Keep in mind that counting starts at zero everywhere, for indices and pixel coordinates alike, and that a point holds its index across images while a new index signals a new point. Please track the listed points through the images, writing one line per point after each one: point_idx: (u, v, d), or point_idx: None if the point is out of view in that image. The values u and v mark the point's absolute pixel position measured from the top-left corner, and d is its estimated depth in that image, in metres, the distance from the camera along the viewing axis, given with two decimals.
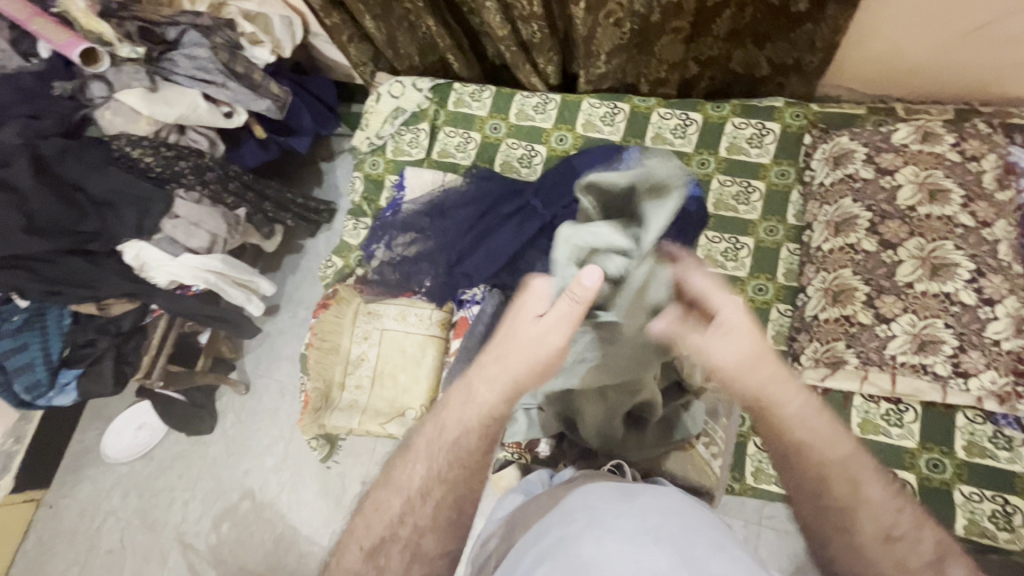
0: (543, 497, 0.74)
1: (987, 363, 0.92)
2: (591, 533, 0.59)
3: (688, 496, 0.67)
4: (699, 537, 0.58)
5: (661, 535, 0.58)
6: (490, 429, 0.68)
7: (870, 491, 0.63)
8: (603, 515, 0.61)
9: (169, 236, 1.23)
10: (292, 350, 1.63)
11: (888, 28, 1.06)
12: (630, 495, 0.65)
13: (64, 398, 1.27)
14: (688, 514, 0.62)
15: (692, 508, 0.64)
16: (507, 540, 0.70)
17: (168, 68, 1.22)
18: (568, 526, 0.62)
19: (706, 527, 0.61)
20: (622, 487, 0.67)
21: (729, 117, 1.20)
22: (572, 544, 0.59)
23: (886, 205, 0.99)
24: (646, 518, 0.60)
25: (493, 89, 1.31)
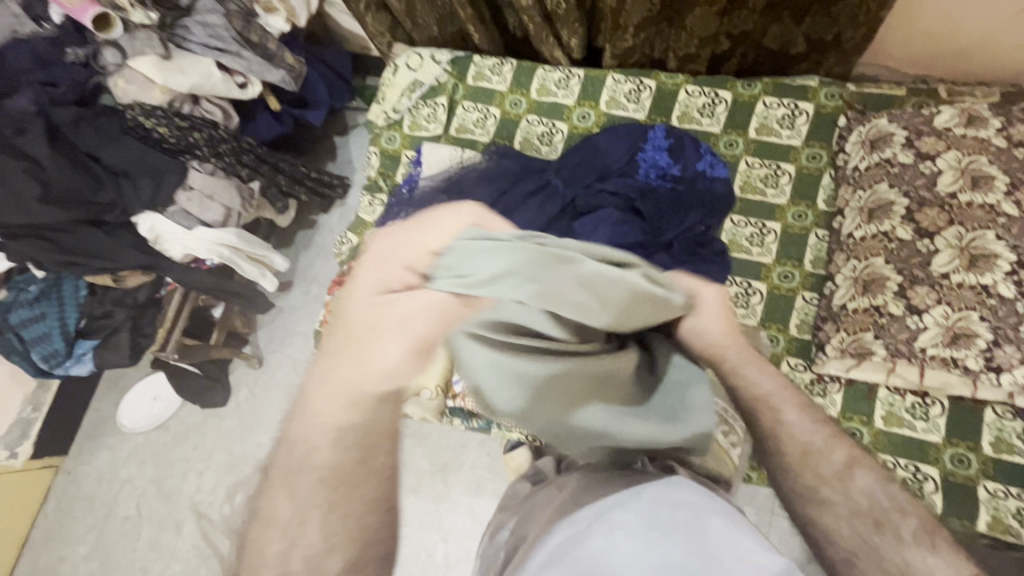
0: (551, 488, 0.75)
1: (1023, 358, 0.88)
2: (603, 528, 0.59)
3: (698, 486, 0.68)
4: (710, 528, 0.58)
5: (673, 528, 0.58)
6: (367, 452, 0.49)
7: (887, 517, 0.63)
8: (613, 511, 0.61)
9: (182, 209, 1.21)
10: (305, 326, 1.63)
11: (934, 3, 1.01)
12: (639, 488, 0.65)
13: (82, 368, 1.27)
14: (699, 504, 0.62)
15: (704, 498, 0.64)
16: (518, 532, 0.70)
17: (182, 36, 1.18)
18: (578, 523, 0.61)
19: (716, 517, 0.60)
20: (628, 480, 0.67)
21: (760, 96, 1.15)
22: (583, 538, 0.58)
23: (925, 190, 0.95)
24: (656, 512, 0.60)
25: (514, 63, 1.26)
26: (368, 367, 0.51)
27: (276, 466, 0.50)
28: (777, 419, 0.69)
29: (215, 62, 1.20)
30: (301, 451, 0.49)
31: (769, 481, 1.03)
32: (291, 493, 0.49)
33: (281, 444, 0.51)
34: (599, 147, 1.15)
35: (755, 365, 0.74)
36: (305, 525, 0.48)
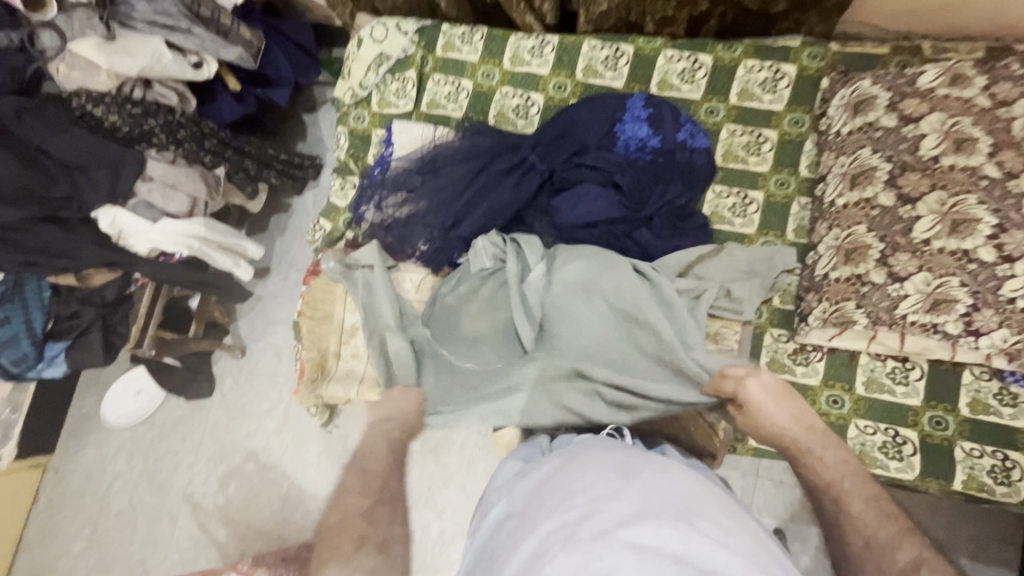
0: (540, 467, 0.73)
1: (1001, 321, 0.89)
2: (597, 514, 0.57)
3: (689, 472, 0.67)
4: (704, 514, 0.58)
5: (664, 510, 0.57)
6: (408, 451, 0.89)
7: (855, 509, 0.76)
8: (607, 497, 0.59)
9: (145, 202, 1.17)
10: (285, 314, 1.60)
11: None
12: (630, 474, 0.64)
13: (55, 370, 1.24)
14: (691, 493, 0.62)
15: (696, 488, 0.63)
16: (508, 511, 0.69)
17: (124, 12, 1.07)
18: (569, 508, 0.59)
19: (710, 508, 0.60)
20: (619, 463, 0.67)
21: (742, 59, 1.10)
22: (575, 523, 0.57)
23: (907, 155, 0.93)
24: (648, 498, 0.59)
25: (484, 30, 1.20)
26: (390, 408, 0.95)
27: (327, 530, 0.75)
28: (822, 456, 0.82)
29: (164, 41, 1.12)
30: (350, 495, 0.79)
31: (751, 451, 1.04)
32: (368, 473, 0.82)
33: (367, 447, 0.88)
34: (576, 120, 1.10)
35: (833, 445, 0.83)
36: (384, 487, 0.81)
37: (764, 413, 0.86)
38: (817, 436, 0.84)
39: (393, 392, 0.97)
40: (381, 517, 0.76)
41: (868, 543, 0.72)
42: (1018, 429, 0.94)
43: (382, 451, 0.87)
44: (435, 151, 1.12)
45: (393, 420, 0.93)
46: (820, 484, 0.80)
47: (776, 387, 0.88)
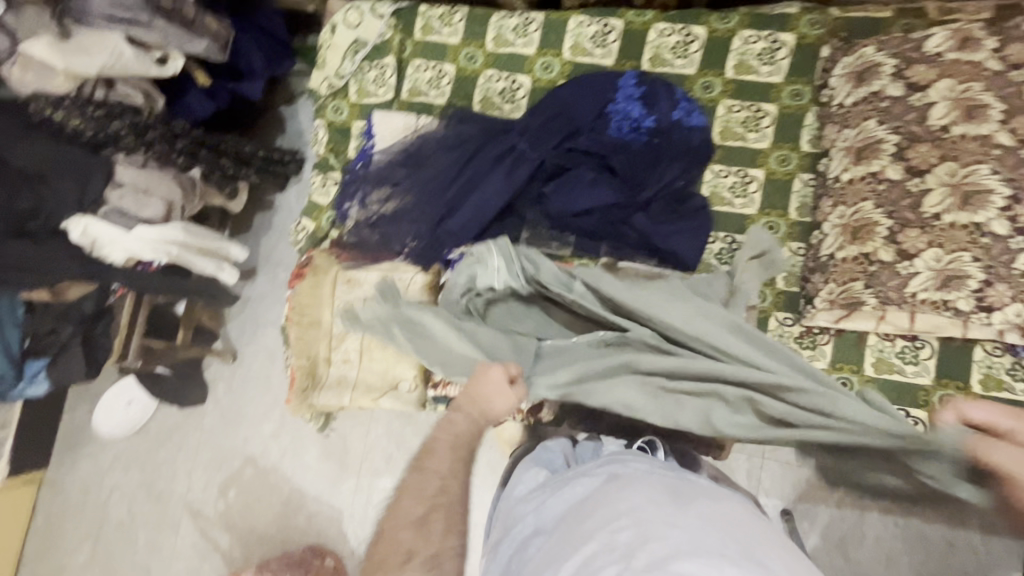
0: (576, 482, 0.69)
1: (1014, 296, 0.86)
2: (653, 546, 0.53)
3: (739, 499, 0.64)
4: (764, 549, 0.53)
5: (727, 546, 0.52)
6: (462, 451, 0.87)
7: None
8: (659, 526, 0.55)
9: (116, 208, 1.12)
10: (275, 315, 1.55)
11: None
12: (682, 502, 0.60)
13: (38, 388, 1.21)
14: (745, 525, 0.58)
15: (749, 519, 0.60)
16: (541, 528, 0.65)
17: (77, 3, 0.98)
18: (615, 536, 0.55)
19: (769, 542, 0.55)
20: (669, 490, 0.63)
21: (737, 29, 1.04)
22: (630, 556, 0.52)
23: (915, 125, 0.88)
24: (703, 529, 0.55)
25: (465, 11, 1.13)
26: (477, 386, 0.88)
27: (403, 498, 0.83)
28: None
29: (123, 36, 1.04)
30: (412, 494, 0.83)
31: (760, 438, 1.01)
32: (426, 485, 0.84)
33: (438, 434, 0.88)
34: (565, 102, 1.05)
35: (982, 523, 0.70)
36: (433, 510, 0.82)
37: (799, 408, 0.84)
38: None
39: (489, 370, 0.88)
40: (438, 524, 0.81)
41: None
42: None
43: (451, 441, 0.87)
44: (419, 142, 1.07)
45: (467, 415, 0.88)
46: None
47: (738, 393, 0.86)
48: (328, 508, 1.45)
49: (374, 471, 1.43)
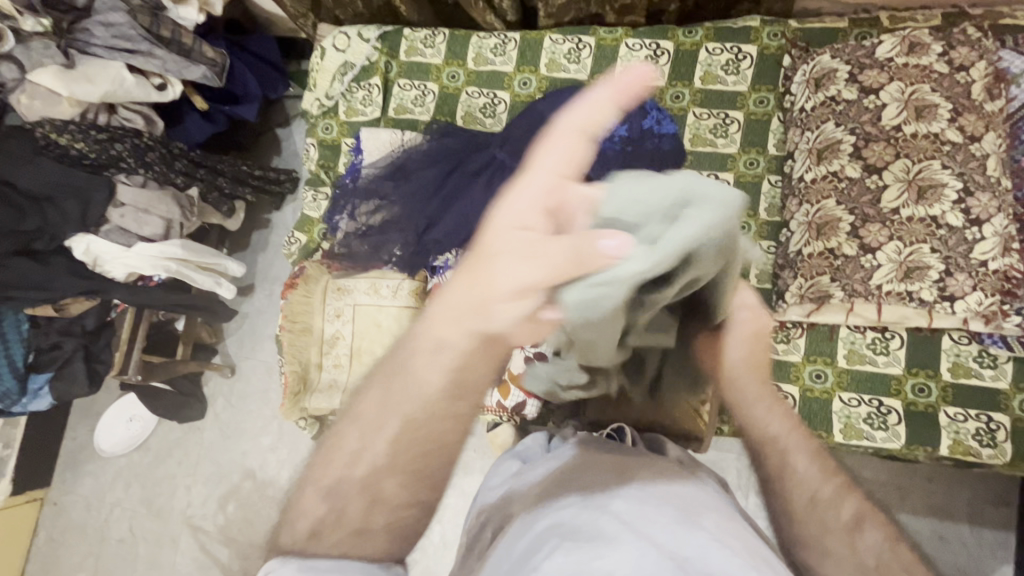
0: (537, 469, 0.73)
1: (974, 285, 0.89)
2: (593, 512, 0.57)
3: (684, 472, 0.67)
4: (700, 516, 0.58)
5: (664, 514, 0.57)
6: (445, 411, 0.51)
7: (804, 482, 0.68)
8: (602, 496, 0.59)
9: (118, 227, 1.17)
10: (271, 330, 1.59)
11: None
12: (627, 474, 0.64)
13: (41, 402, 1.25)
14: (686, 494, 0.62)
15: (690, 488, 0.64)
16: (503, 510, 0.69)
17: (83, 39, 1.09)
18: (563, 506, 0.59)
19: (709, 513, 0.59)
20: (617, 466, 0.66)
21: (702, 42, 1.11)
22: (569, 522, 0.56)
23: (870, 126, 0.94)
24: (644, 498, 0.59)
25: (446, 33, 1.20)
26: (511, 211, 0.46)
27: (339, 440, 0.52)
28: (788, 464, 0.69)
29: (124, 65, 1.12)
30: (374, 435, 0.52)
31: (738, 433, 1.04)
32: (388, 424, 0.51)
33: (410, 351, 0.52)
34: (543, 114, 1.10)
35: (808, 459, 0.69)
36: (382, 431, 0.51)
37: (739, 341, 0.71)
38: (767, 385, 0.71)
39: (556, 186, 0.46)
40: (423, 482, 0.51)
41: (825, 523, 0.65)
42: (1001, 390, 0.94)
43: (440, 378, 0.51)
44: (404, 156, 1.12)
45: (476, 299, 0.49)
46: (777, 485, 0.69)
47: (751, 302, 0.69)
48: None
49: None
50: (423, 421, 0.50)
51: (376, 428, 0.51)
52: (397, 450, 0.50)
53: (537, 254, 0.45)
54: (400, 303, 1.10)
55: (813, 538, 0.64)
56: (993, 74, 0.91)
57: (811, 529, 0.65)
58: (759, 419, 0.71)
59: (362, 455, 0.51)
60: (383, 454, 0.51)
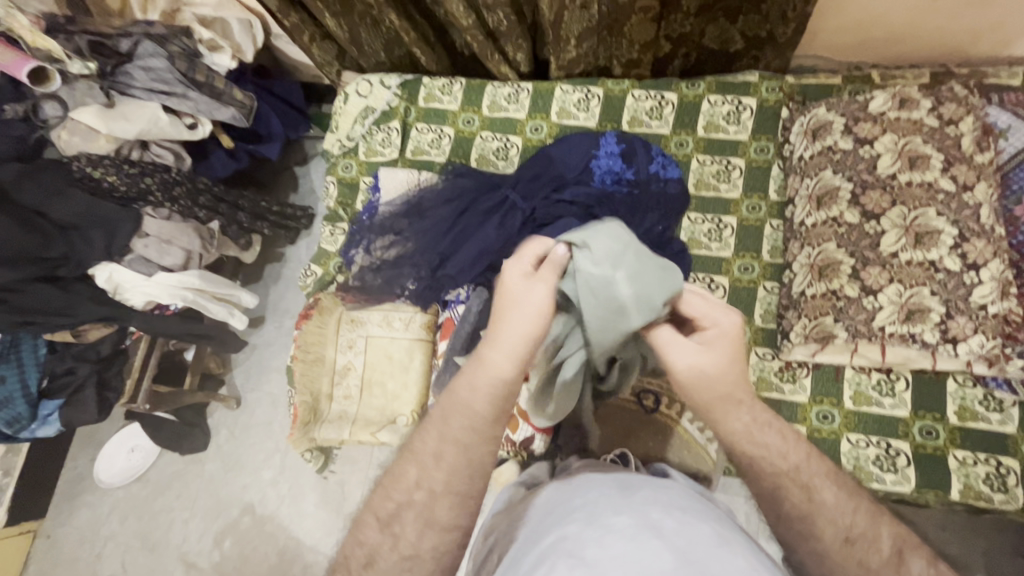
0: (542, 490, 0.75)
1: (975, 328, 0.91)
2: (594, 531, 0.58)
3: (689, 490, 0.68)
4: (701, 529, 0.58)
5: (665, 530, 0.57)
6: (502, 405, 0.63)
7: (824, 495, 0.61)
8: (605, 512, 0.61)
9: (140, 256, 1.20)
10: (280, 362, 1.60)
11: (852, 2, 1.06)
12: (629, 491, 0.65)
13: (49, 429, 1.25)
14: (689, 509, 0.62)
15: (692, 502, 0.64)
16: (509, 533, 0.70)
17: (124, 82, 1.17)
18: (567, 525, 0.60)
19: (711, 524, 0.60)
20: (620, 483, 0.68)
21: (705, 94, 1.17)
22: (577, 542, 0.58)
23: (866, 174, 0.98)
24: (645, 514, 0.60)
25: (463, 81, 1.27)
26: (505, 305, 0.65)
27: (437, 409, 0.65)
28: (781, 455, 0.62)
29: (160, 105, 1.19)
30: (460, 415, 0.62)
31: None
32: (429, 435, 0.63)
33: (452, 389, 0.64)
34: (552, 158, 1.16)
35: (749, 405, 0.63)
36: (440, 460, 0.62)
37: (722, 336, 0.64)
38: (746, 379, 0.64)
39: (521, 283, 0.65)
40: (450, 459, 0.61)
41: (847, 538, 0.59)
42: (1008, 434, 0.95)
43: (497, 392, 0.62)
44: (420, 195, 1.17)
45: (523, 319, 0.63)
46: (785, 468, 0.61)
47: (720, 300, 0.67)
48: (325, 558, 1.43)
49: None
50: (471, 438, 0.61)
51: (431, 449, 0.62)
52: (444, 435, 0.62)
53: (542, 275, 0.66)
54: (413, 335, 1.15)
55: (827, 563, 0.58)
56: (981, 128, 0.97)
57: (824, 536, 0.59)
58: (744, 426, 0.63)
59: (422, 481, 0.61)
60: (438, 464, 0.62)
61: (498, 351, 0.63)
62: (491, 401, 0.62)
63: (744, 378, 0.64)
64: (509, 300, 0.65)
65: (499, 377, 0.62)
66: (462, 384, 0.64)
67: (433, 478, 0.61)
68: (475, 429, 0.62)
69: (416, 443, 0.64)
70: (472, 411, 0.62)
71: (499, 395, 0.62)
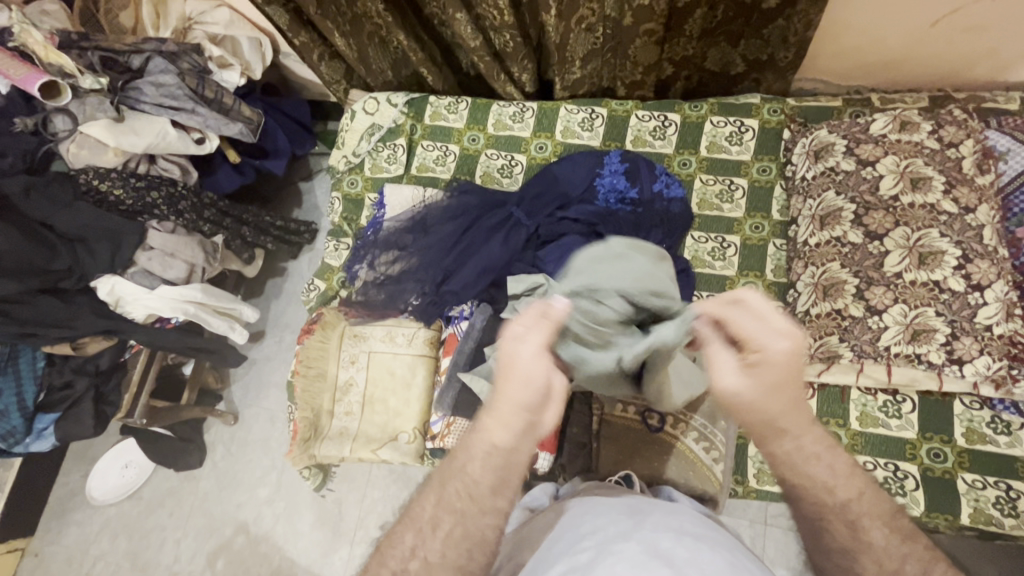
0: (549, 512, 0.74)
1: (981, 349, 0.91)
2: (605, 562, 0.57)
3: (699, 514, 0.68)
4: (711, 558, 0.57)
5: (676, 560, 0.57)
6: (500, 467, 0.64)
7: (873, 536, 0.62)
8: (615, 539, 0.60)
9: (143, 269, 1.19)
10: (279, 377, 1.59)
11: (851, 28, 1.08)
12: (639, 516, 0.64)
13: (42, 443, 1.23)
14: (699, 535, 0.61)
15: (702, 527, 0.63)
16: (516, 558, 0.69)
17: (134, 97, 1.19)
18: (577, 555, 0.60)
19: (722, 551, 0.59)
20: (629, 507, 0.67)
21: (707, 116, 1.19)
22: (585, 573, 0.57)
23: (869, 196, 0.99)
24: (655, 541, 0.59)
25: (468, 100, 1.29)
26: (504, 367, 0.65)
27: (439, 470, 0.67)
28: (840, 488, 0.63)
29: (169, 120, 1.20)
30: (458, 481, 0.64)
31: (753, 494, 1.01)
32: (428, 496, 0.66)
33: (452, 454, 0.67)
34: (557, 176, 1.16)
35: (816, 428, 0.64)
36: (436, 529, 0.63)
37: (772, 362, 0.62)
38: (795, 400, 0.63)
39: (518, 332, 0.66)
40: (446, 526, 0.63)
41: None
42: (1017, 457, 0.94)
43: (498, 458, 0.64)
44: (424, 211, 1.17)
45: (521, 387, 0.63)
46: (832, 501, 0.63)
47: (773, 317, 0.63)
48: None
49: (368, 538, 1.41)
50: (471, 507, 0.64)
51: (427, 516, 0.64)
52: (441, 500, 0.64)
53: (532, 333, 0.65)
54: (415, 351, 1.13)
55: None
56: (981, 151, 0.98)
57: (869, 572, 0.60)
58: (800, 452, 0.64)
59: (418, 549, 0.63)
60: (434, 533, 0.63)
61: (498, 421, 0.64)
62: (489, 469, 0.63)
63: (791, 405, 0.63)
64: (507, 368, 0.64)
65: (495, 446, 0.64)
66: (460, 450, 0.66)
67: (428, 548, 0.63)
68: (471, 496, 0.64)
69: (414, 508, 0.66)
70: (469, 477, 0.64)
71: (497, 462, 0.64)
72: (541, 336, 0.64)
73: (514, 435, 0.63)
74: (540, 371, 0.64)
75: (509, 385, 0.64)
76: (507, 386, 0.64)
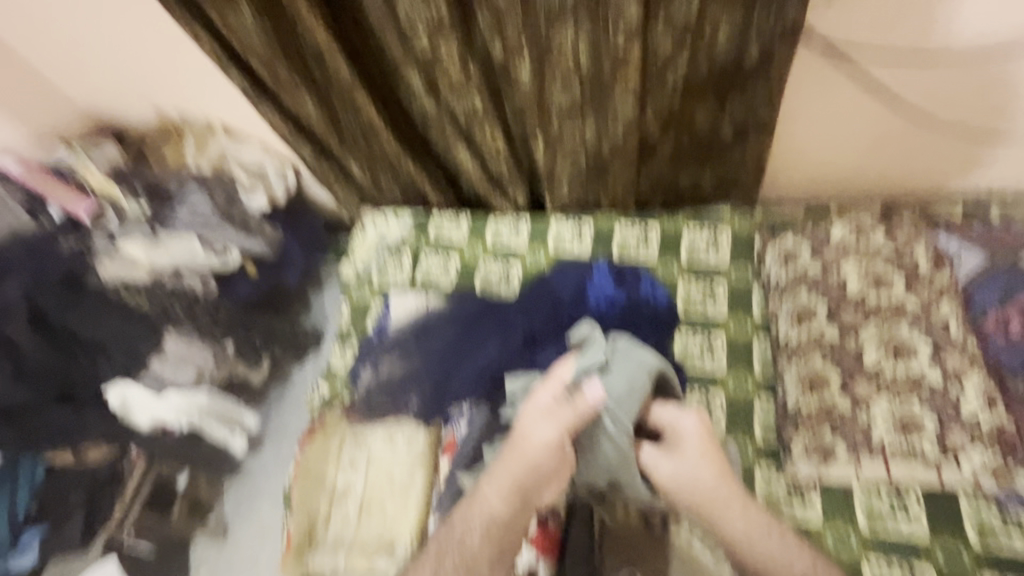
0: None
1: (971, 440, 0.93)
2: None
3: None
4: None
5: None
6: (501, 524, 0.94)
7: None
8: None
9: (155, 375, 1.26)
10: (274, 495, 1.41)
11: (799, 153, 1.26)
12: None
13: (24, 560, 1.18)
14: None
15: None
16: None
17: (167, 216, 1.33)
18: None
19: None
20: None
21: (684, 226, 1.31)
22: None
23: (837, 294, 1.07)
24: None
25: (469, 217, 1.42)
26: (519, 448, 0.99)
27: (441, 537, 0.96)
28: (767, 554, 0.90)
29: (198, 239, 1.32)
30: (465, 537, 0.94)
31: None
32: (435, 551, 0.95)
33: (462, 519, 0.96)
34: (549, 281, 1.24)
35: (741, 514, 0.93)
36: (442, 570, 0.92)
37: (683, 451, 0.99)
38: (734, 484, 0.96)
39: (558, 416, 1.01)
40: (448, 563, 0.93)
41: None
42: None
43: (499, 516, 0.95)
44: (427, 316, 1.25)
45: (537, 462, 0.98)
46: (760, 560, 0.90)
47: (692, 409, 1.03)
48: None
49: None
50: (477, 557, 0.92)
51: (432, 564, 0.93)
52: (446, 551, 0.94)
53: (553, 416, 1.01)
54: (414, 452, 1.13)
55: None
56: (934, 253, 1.08)
57: None
58: (730, 524, 0.93)
59: None
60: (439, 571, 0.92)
61: (495, 483, 0.97)
62: (490, 527, 0.94)
63: (718, 476, 0.96)
64: (521, 443, 1.00)
65: (494, 509, 0.95)
66: (472, 514, 0.96)
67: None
68: (484, 549, 0.93)
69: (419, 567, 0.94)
70: (472, 530, 0.94)
71: (504, 518, 0.95)
72: (554, 422, 1.00)
73: (508, 501, 0.96)
74: (547, 447, 0.98)
75: (520, 453, 0.99)
76: (524, 450, 0.99)
